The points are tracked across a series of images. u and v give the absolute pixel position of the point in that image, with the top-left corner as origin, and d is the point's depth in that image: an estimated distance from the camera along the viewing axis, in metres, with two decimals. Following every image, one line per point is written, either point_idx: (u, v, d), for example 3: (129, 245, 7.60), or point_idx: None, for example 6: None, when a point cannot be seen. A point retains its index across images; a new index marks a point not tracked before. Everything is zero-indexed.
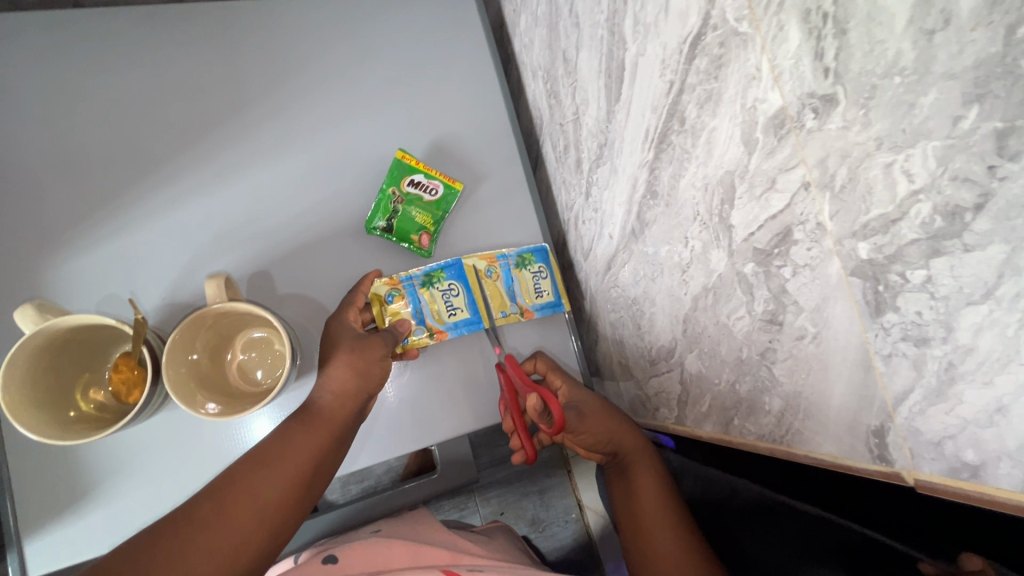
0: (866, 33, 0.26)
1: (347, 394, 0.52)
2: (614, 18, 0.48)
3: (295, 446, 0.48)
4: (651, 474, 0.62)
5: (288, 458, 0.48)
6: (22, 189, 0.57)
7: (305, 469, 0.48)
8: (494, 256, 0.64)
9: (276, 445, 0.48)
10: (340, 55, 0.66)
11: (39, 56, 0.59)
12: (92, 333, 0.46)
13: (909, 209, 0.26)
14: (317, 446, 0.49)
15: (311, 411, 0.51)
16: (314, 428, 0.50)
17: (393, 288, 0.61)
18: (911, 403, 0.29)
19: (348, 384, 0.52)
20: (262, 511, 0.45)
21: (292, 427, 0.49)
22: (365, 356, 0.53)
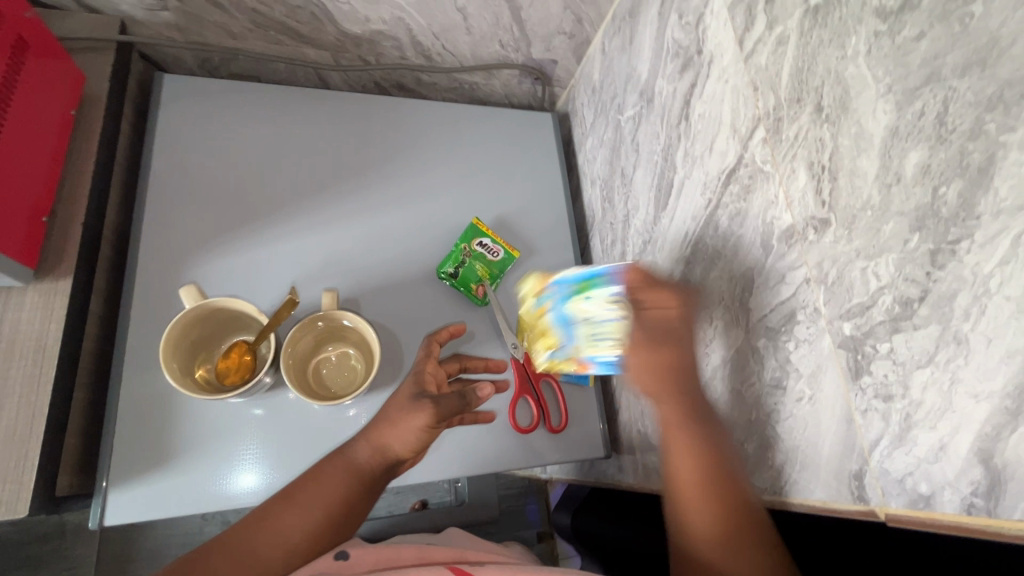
0: (850, 182, 0.39)
1: (376, 451, 0.56)
2: (669, 150, 0.64)
3: (321, 489, 0.54)
4: (687, 430, 0.51)
5: (308, 502, 0.53)
6: (177, 197, 0.69)
7: (324, 514, 0.53)
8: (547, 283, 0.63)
9: (305, 485, 0.54)
10: (445, 145, 0.83)
11: (221, 103, 0.75)
12: (223, 319, 0.58)
13: (878, 298, 0.37)
14: (341, 493, 0.54)
15: (344, 455, 0.56)
16: (342, 477, 0.55)
17: (539, 279, 0.64)
18: (881, 447, 0.37)
19: (381, 441, 0.56)
20: (278, 549, 0.51)
21: (322, 470, 0.55)
22: (406, 421, 0.55)
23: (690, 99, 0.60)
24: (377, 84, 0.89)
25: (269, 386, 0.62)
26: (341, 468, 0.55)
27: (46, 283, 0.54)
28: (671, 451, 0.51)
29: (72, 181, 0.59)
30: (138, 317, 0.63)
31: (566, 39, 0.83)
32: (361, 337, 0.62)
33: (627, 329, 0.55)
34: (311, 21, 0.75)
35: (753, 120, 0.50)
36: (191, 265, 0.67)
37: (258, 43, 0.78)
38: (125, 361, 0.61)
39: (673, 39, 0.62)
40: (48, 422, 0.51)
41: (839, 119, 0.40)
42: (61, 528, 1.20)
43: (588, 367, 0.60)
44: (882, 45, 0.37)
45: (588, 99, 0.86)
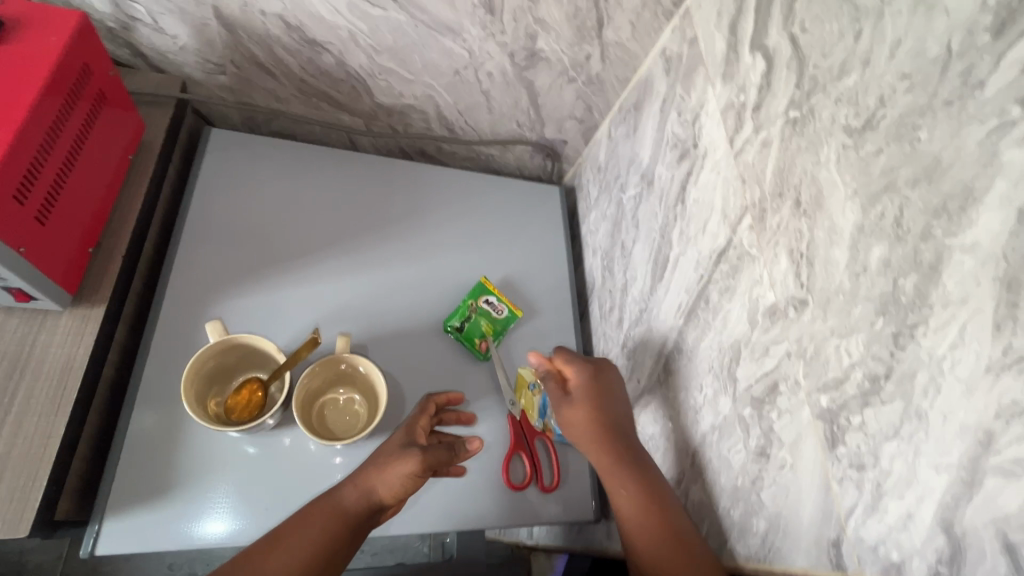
0: (825, 269, 0.45)
1: (364, 495, 0.58)
2: (665, 228, 0.70)
3: (312, 529, 0.55)
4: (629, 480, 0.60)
5: (296, 540, 0.54)
6: (211, 238, 0.74)
7: (314, 552, 0.54)
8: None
9: (294, 525, 0.55)
10: (460, 208, 0.90)
11: (261, 157, 0.82)
12: (244, 354, 0.62)
13: (850, 373, 0.41)
14: (332, 532, 0.55)
15: (332, 498, 0.58)
16: (327, 514, 0.56)
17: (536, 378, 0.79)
18: (856, 515, 0.40)
19: (367, 482, 0.58)
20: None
21: (310, 511, 0.57)
22: (393, 467, 0.58)
23: (687, 185, 0.67)
24: (402, 149, 0.97)
25: (273, 424, 0.64)
26: (330, 508, 0.57)
27: (82, 308, 0.58)
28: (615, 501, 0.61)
29: (119, 217, 0.64)
30: (156, 347, 0.66)
31: (577, 123, 0.92)
32: (371, 386, 0.65)
33: (566, 404, 0.66)
34: (351, 92, 0.84)
35: (741, 209, 0.56)
36: (213, 302, 0.70)
37: (300, 107, 0.86)
38: (139, 390, 0.63)
39: (672, 132, 0.71)
40: (62, 441, 0.53)
41: (815, 214, 0.47)
42: (19, 568, 1.14)
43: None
44: (849, 155, 0.44)
45: (593, 177, 0.94)
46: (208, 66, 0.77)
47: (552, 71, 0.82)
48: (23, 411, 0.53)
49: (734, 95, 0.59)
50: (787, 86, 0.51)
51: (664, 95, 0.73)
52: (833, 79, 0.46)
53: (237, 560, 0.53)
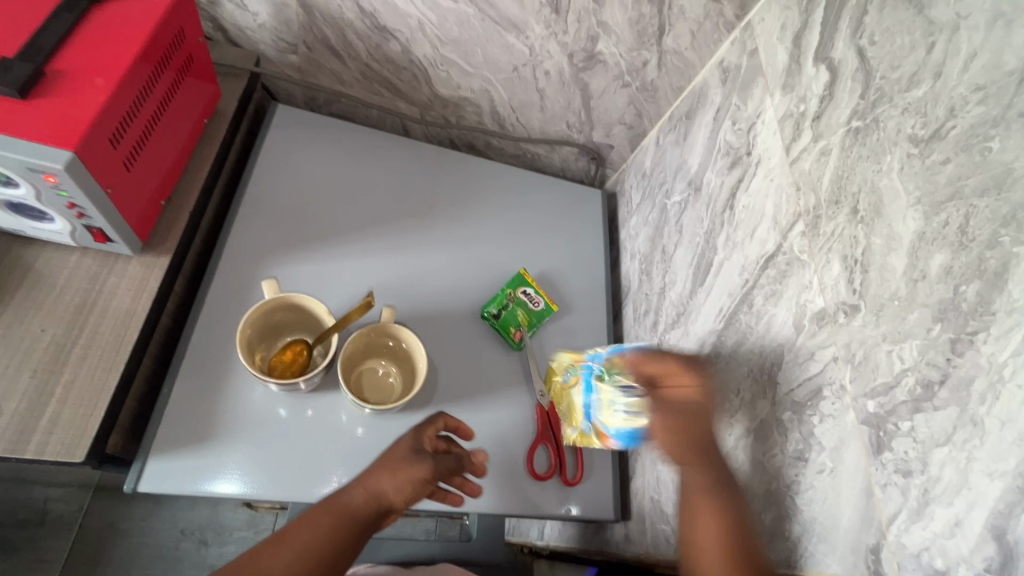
0: (880, 275, 0.45)
1: (371, 496, 0.58)
2: (711, 233, 0.71)
3: (317, 530, 0.55)
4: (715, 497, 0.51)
5: (299, 540, 0.54)
6: (267, 208, 0.77)
7: (319, 554, 0.54)
8: (581, 360, 0.74)
9: (298, 526, 0.55)
10: (504, 202, 0.92)
11: (320, 136, 0.85)
12: (292, 317, 0.64)
13: (901, 379, 0.41)
14: (335, 533, 0.55)
15: (338, 499, 0.57)
16: (333, 514, 0.56)
17: (567, 372, 0.78)
18: (899, 522, 0.39)
19: (376, 486, 0.58)
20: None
21: (314, 512, 0.57)
22: (403, 470, 0.59)
23: (736, 192, 0.67)
24: (452, 141, 0.99)
25: (310, 389, 0.66)
26: (334, 510, 0.57)
27: (149, 257, 0.61)
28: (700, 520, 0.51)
29: (189, 177, 0.67)
30: (209, 303, 0.68)
31: (625, 128, 0.93)
32: (409, 360, 0.67)
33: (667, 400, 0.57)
34: (412, 81, 0.87)
35: (793, 216, 0.57)
36: (265, 267, 0.73)
37: (361, 92, 0.89)
38: (190, 341, 0.65)
39: (725, 140, 0.71)
40: (120, 378, 0.56)
41: (873, 221, 0.47)
42: (42, 516, 1.18)
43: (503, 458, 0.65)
44: (914, 164, 0.44)
45: (637, 182, 0.95)
46: (281, 45, 0.81)
47: (608, 74, 0.83)
48: (88, 346, 0.56)
49: (794, 105, 0.59)
50: (852, 97, 0.52)
51: (718, 104, 0.74)
52: (901, 89, 0.46)
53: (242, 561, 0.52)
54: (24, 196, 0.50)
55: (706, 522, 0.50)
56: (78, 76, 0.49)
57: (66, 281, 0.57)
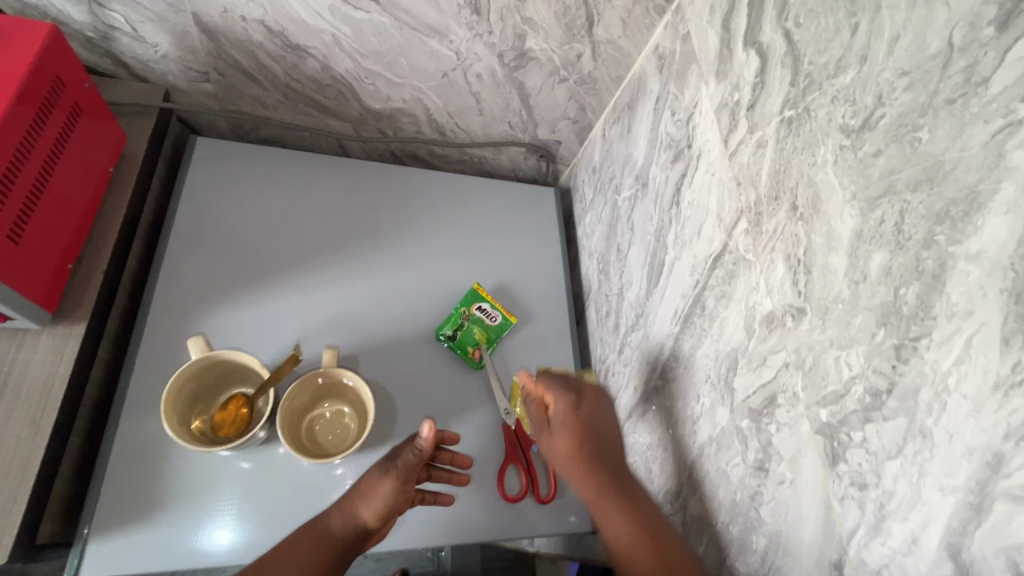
0: (823, 276, 0.43)
1: (350, 518, 0.56)
2: (661, 231, 0.68)
3: (299, 556, 0.53)
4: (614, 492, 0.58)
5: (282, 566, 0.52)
6: (198, 252, 0.73)
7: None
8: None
9: (279, 552, 0.53)
10: (452, 213, 0.88)
11: (249, 166, 0.80)
12: (223, 370, 0.60)
13: (851, 387, 0.39)
14: (318, 558, 0.53)
15: (316, 526, 0.56)
16: (314, 540, 0.54)
17: None
18: (859, 537, 0.38)
19: (354, 506, 0.57)
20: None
21: (294, 540, 0.54)
22: (374, 485, 0.58)
23: (681, 187, 0.64)
24: (393, 154, 0.95)
25: (263, 438, 0.63)
26: (316, 535, 0.55)
27: (62, 326, 0.57)
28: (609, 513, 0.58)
29: (100, 233, 0.63)
30: (142, 362, 0.64)
31: (570, 123, 0.90)
32: (358, 396, 0.64)
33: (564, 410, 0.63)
34: (338, 97, 0.82)
35: (736, 212, 0.54)
36: (199, 315, 0.69)
37: (287, 113, 0.85)
38: (124, 406, 0.62)
39: (666, 132, 0.69)
40: (42, 463, 0.52)
41: (812, 218, 0.44)
42: None
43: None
44: (847, 157, 0.42)
45: (588, 177, 0.92)
46: (191, 74, 0.76)
47: (543, 70, 0.80)
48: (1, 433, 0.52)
49: (728, 93, 0.57)
50: (782, 84, 0.49)
51: (657, 93, 0.71)
52: (829, 76, 0.44)
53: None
54: None
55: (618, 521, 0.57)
56: None
57: None
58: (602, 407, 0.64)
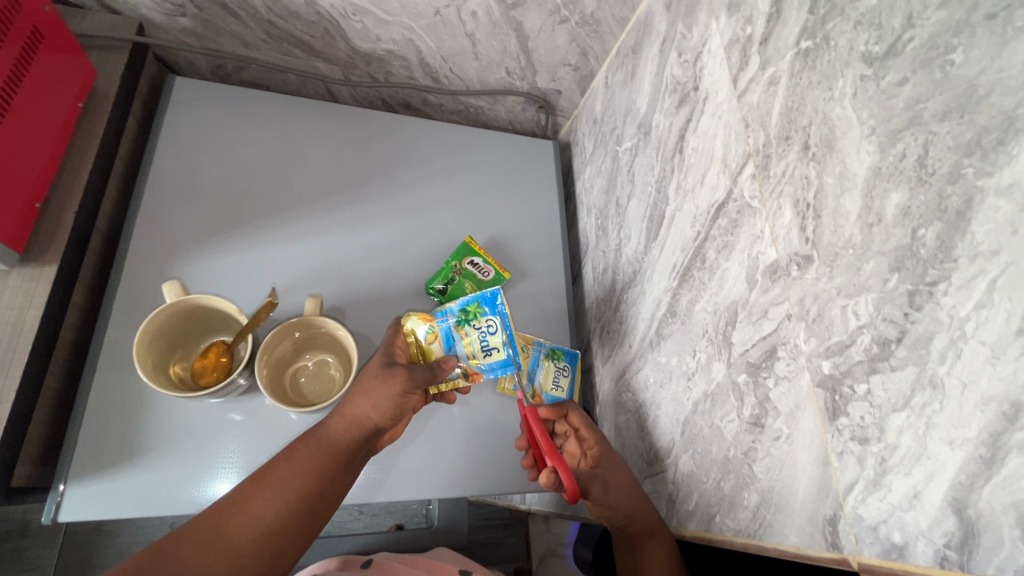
0: (833, 220, 0.40)
1: (354, 424, 0.55)
2: (662, 182, 0.65)
3: (302, 463, 0.51)
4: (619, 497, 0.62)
5: (282, 477, 0.50)
6: (178, 197, 0.70)
7: (303, 488, 0.50)
8: (530, 340, 0.73)
9: (278, 465, 0.51)
10: (444, 163, 0.84)
11: (230, 109, 0.76)
12: (198, 308, 0.57)
13: (857, 337, 0.37)
14: (322, 465, 0.52)
15: (319, 432, 0.54)
16: (319, 447, 0.53)
17: (525, 344, 0.72)
18: (856, 492, 0.36)
19: (358, 412, 0.55)
20: (253, 531, 0.47)
21: (296, 446, 0.53)
22: (379, 389, 0.55)
23: (686, 134, 0.61)
24: (385, 101, 0.91)
25: (243, 389, 0.61)
26: (319, 442, 0.53)
27: (32, 268, 0.54)
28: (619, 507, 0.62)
29: (70, 173, 0.59)
30: (119, 310, 0.62)
31: (571, 70, 0.85)
32: (339, 343, 0.62)
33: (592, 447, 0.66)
34: (325, 36, 0.77)
35: (743, 156, 0.50)
36: (181, 262, 0.67)
37: (271, 54, 0.80)
38: (101, 354, 0.60)
39: (672, 75, 0.64)
40: (13, 409, 0.50)
41: (825, 157, 0.41)
42: (24, 527, 1.15)
43: (478, 375, 0.63)
44: (868, 88, 0.38)
45: (589, 129, 0.88)
46: (165, 7, 0.71)
47: (543, 10, 0.74)
48: None
49: (740, 28, 0.52)
50: (800, 13, 0.44)
51: (663, 34, 0.66)
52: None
53: (215, 508, 0.48)
54: None
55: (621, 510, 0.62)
56: None
57: None
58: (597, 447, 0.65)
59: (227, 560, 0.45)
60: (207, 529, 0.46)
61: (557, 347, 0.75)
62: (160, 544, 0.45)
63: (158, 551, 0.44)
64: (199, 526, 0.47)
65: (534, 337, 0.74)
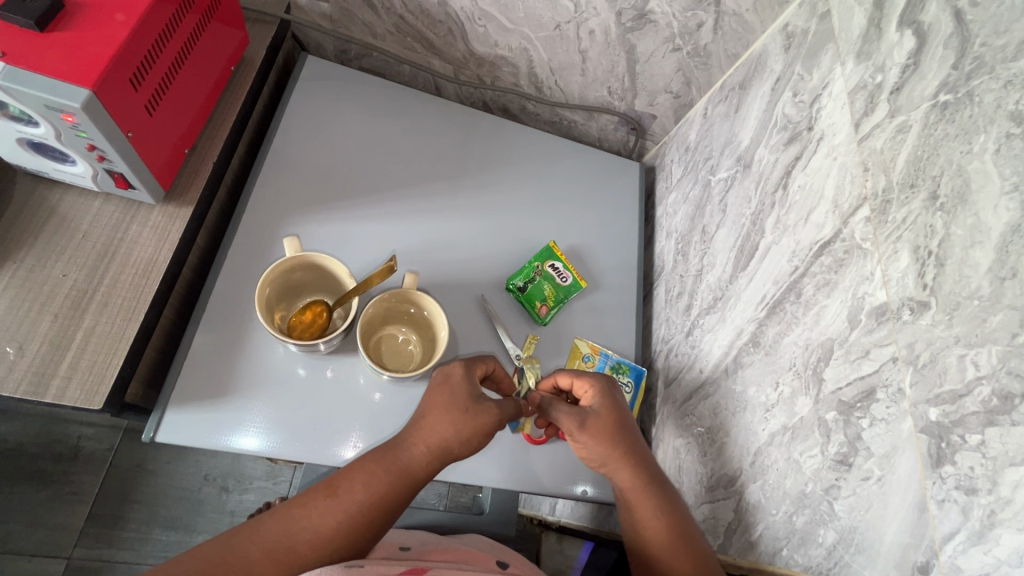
0: (959, 270, 0.40)
1: (436, 453, 0.54)
2: (759, 214, 0.66)
3: (376, 487, 0.52)
4: (653, 507, 0.57)
5: (354, 500, 0.51)
6: (293, 163, 0.75)
7: (371, 514, 0.52)
8: (598, 350, 0.77)
9: (353, 478, 0.53)
10: (536, 168, 0.87)
11: (349, 90, 0.82)
12: (323, 268, 0.62)
13: (974, 387, 0.37)
14: (395, 491, 0.53)
15: (398, 454, 0.54)
16: (394, 472, 0.53)
17: (591, 352, 0.77)
18: (956, 542, 0.36)
19: (442, 443, 0.54)
20: (318, 547, 0.50)
21: (372, 465, 0.53)
22: (473, 425, 0.55)
23: (792, 171, 0.62)
24: (485, 104, 0.95)
25: (329, 349, 0.65)
26: (397, 466, 0.53)
27: (172, 207, 0.59)
28: (645, 520, 0.57)
29: (214, 127, 0.65)
30: (232, 258, 0.67)
31: (671, 98, 0.87)
32: (428, 322, 0.65)
33: (586, 420, 0.59)
34: (447, 36, 0.82)
35: (858, 199, 0.51)
36: (290, 223, 0.71)
37: (394, 46, 0.85)
38: (212, 296, 0.65)
39: (783, 113, 0.65)
40: (140, 330, 0.55)
41: (955, 209, 0.42)
42: (75, 452, 1.21)
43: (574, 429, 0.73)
44: (1013, 146, 0.38)
45: (679, 156, 0.89)
46: None
47: (658, 36, 0.77)
48: (108, 294, 0.55)
49: (869, 75, 0.53)
50: (941, 66, 0.45)
51: (778, 73, 0.68)
52: (1005, 59, 0.40)
53: (286, 513, 0.51)
54: (45, 134, 0.48)
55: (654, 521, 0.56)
56: (101, 10, 0.46)
57: (88, 227, 0.56)
58: (603, 426, 0.59)
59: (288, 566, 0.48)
60: (272, 534, 0.49)
61: (625, 361, 0.78)
62: (229, 539, 0.49)
63: (232, 548, 0.48)
64: (265, 528, 0.50)
65: (603, 348, 0.78)
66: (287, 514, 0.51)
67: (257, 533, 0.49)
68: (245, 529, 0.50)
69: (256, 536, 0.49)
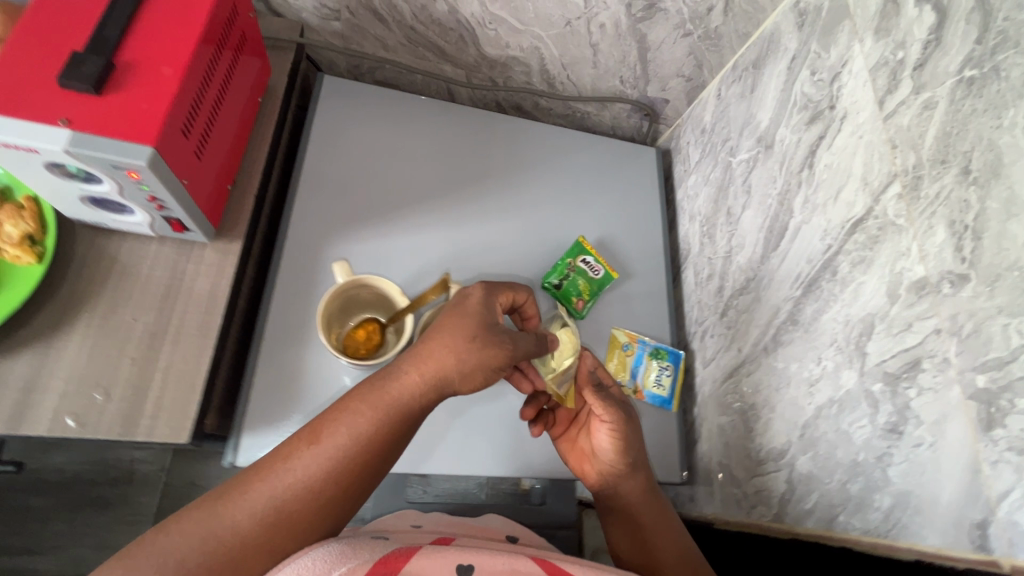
0: (997, 243, 0.42)
1: (434, 380, 0.51)
2: (786, 194, 0.67)
3: (371, 423, 0.48)
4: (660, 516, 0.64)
5: (339, 438, 0.47)
6: (326, 184, 0.77)
7: (365, 449, 0.48)
8: (635, 338, 0.80)
9: (340, 416, 0.48)
10: (556, 163, 0.89)
11: (370, 105, 0.83)
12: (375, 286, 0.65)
13: (1019, 354, 0.39)
14: (392, 425, 0.49)
15: (394, 385, 0.50)
16: (388, 404, 0.49)
17: (630, 341, 0.79)
18: (1012, 500, 0.39)
19: (442, 369, 0.51)
20: (310, 495, 0.45)
21: (362, 400, 0.49)
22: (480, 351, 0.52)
23: (817, 150, 0.63)
24: (498, 104, 0.96)
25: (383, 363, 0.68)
26: (395, 397, 0.50)
27: (223, 242, 0.62)
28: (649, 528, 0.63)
29: (250, 160, 0.67)
30: (281, 284, 0.70)
31: (683, 81, 0.88)
32: None
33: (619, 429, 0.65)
34: (458, 42, 0.83)
35: (888, 176, 0.53)
36: (329, 244, 0.73)
37: (406, 56, 0.86)
38: (268, 323, 0.68)
39: (802, 93, 0.66)
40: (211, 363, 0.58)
41: (988, 182, 0.43)
42: (130, 474, 1.26)
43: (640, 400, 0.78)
44: None
45: (695, 138, 0.90)
46: (324, 12, 0.79)
47: (669, 23, 0.78)
48: (177, 333, 0.57)
49: (890, 51, 0.54)
50: (965, 42, 0.46)
51: (793, 51, 0.69)
52: None
53: (269, 462, 0.46)
54: (109, 190, 0.50)
55: (660, 530, 0.63)
56: (148, 66, 0.48)
57: (150, 271, 0.59)
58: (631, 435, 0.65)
59: (279, 519, 0.44)
60: (256, 487, 0.44)
61: (662, 345, 0.81)
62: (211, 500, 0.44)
63: (218, 511, 0.43)
64: (248, 482, 0.45)
65: (640, 335, 0.81)
66: (265, 464, 0.46)
67: (242, 490, 0.44)
68: (225, 489, 0.45)
69: (239, 490, 0.44)
